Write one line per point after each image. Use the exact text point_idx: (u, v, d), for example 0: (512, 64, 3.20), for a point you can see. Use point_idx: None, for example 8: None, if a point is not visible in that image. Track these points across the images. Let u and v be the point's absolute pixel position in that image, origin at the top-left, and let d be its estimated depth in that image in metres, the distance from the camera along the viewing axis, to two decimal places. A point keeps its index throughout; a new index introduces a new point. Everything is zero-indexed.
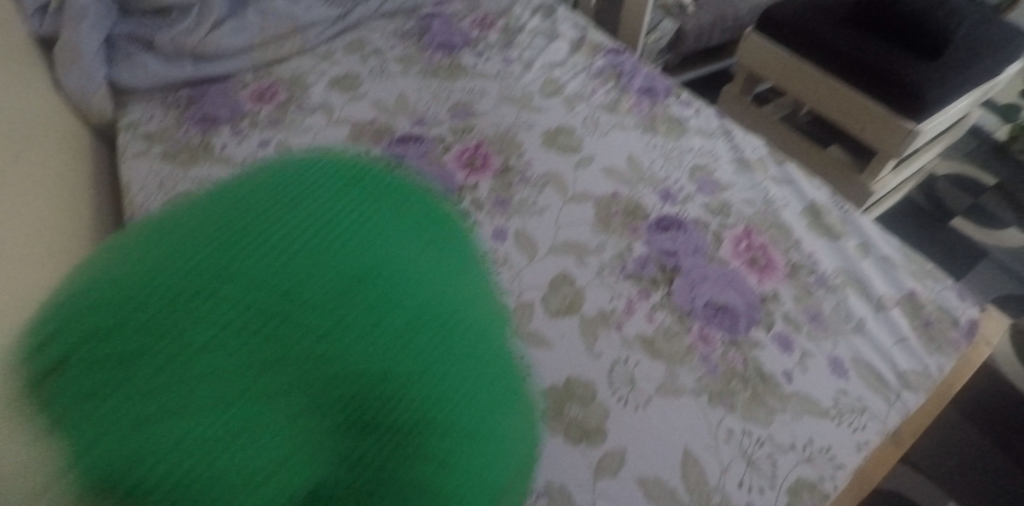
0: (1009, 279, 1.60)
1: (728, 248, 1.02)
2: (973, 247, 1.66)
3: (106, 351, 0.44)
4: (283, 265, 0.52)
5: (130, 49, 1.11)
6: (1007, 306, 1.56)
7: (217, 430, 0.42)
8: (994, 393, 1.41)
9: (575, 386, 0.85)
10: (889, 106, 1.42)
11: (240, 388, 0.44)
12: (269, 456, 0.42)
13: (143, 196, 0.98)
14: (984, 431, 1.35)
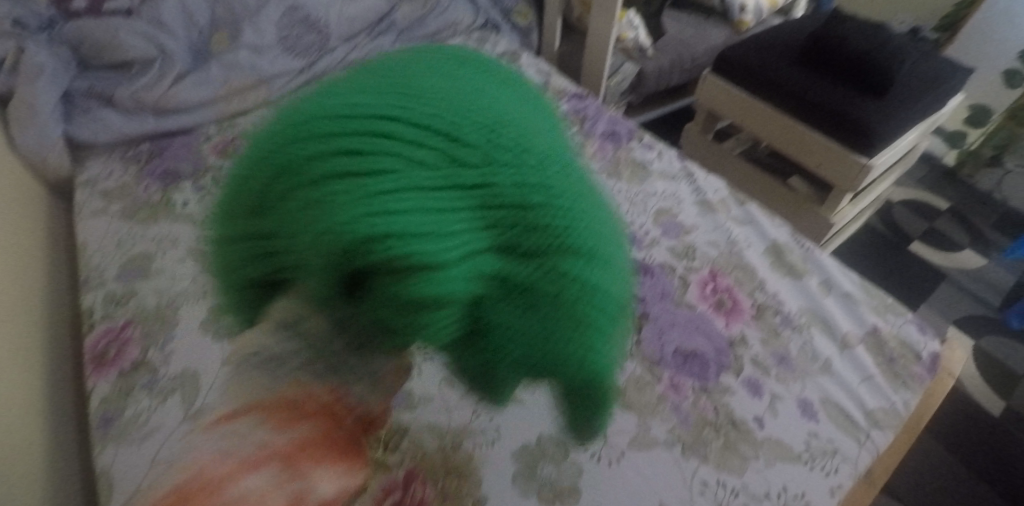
0: (971, 302, 1.62)
1: (694, 293, 1.02)
2: (932, 269, 1.67)
3: (321, 145, 0.50)
4: (462, 91, 0.57)
5: (89, 104, 1.09)
6: (970, 328, 1.57)
7: (432, 217, 0.48)
8: (969, 420, 1.40)
9: (547, 444, 0.85)
10: (841, 141, 1.41)
11: (429, 190, 0.49)
12: (452, 237, 0.48)
13: (99, 257, 0.96)
14: (962, 460, 1.34)
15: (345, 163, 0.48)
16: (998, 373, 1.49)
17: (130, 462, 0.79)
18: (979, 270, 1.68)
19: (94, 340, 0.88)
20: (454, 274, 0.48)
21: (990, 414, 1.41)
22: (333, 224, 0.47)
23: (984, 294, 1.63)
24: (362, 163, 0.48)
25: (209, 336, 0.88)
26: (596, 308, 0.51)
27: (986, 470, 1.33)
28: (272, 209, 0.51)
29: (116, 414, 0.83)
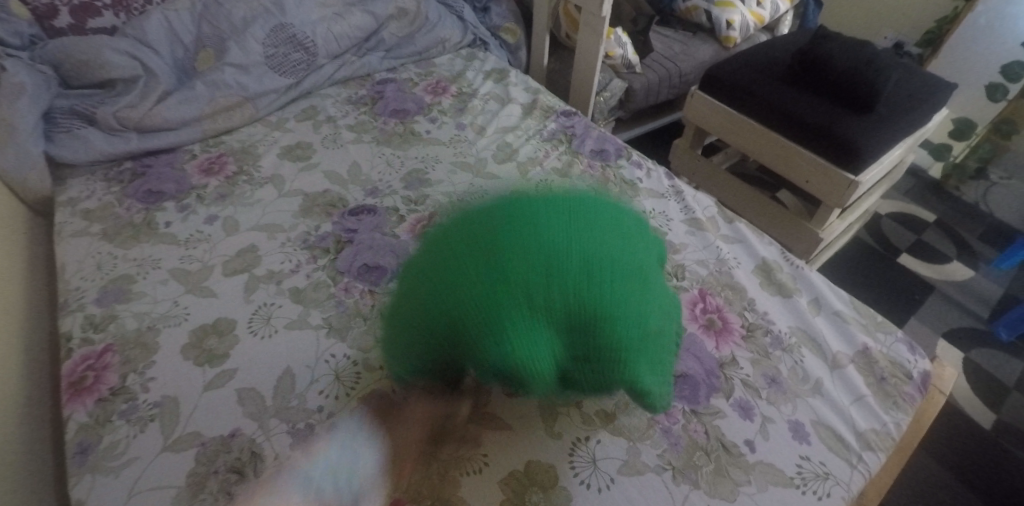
0: (959, 314, 1.60)
1: (683, 313, 1.00)
2: (920, 282, 1.66)
3: (459, 318, 0.81)
4: (519, 259, 0.84)
5: (71, 123, 1.07)
6: (959, 341, 1.55)
7: (532, 339, 0.80)
8: (963, 433, 1.37)
9: (535, 470, 0.84)
10: (828, 157, 1.41)
11: (526, 319, 0.81)
12: (544, 347, 0.80)
13: (79, 280, 0.94)
14: (957, 474, 1.31)
15: (478, 318, 0.81)
16: (990, 384, 1.47)
17: (108, 494, 0.77)
18: (967, 281, 1.67)
19: (72, 366, 0.86)
20: (540, 362, 0.79)
21: (982, 427, 1.39)
22: (474, 339, 0.80)
23: (972, 306, 1.61)
24: (485, 317, 0.80)
25: (190, 360, 0.87)
26: (638, 363, 0.81)
27: (981, 484, 1.30)
28: (443, 356, 0.82)
29: (93, 443, 0.81)
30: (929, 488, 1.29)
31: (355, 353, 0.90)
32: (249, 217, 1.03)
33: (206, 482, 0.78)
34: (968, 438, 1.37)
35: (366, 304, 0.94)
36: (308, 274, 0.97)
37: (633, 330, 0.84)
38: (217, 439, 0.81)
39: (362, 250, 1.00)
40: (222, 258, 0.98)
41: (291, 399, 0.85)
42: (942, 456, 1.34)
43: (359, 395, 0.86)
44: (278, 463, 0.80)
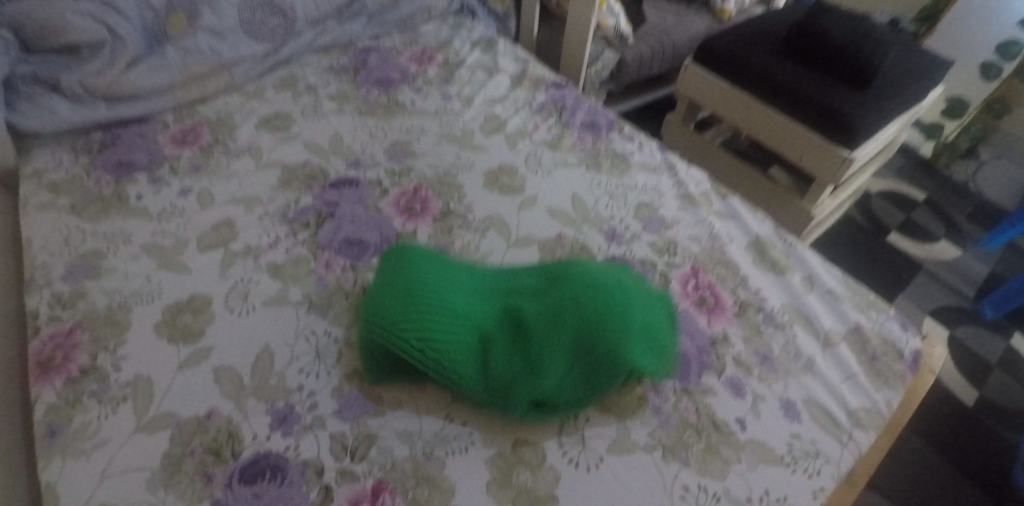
0: (945, 292, 1.56)
1: (675, 290, 0.97)
2: (908, 261, 1.61)
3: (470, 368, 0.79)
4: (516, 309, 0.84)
5: (33, 91, 1.01)
6: (945, 319, 1.51)
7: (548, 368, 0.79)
8: (949, 414, 1.35)
9: (523, 449, 0.81)
10: (823, 132, 1.38)
11: (536, 358, 0.80)
12: (560, 374, 0.79)
13: (45, 255, 0.90)
14: (942, 456, 1.29)
15: (488, 367, 0.80)
16: (973, 362, 1.44)
17: (78, 478, 0.74)
18: (954, 260, 1.63)
19: (40, 344, 0.83)
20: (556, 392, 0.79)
21: (963, 405, 1.37)
22: (486, 388, 0.80)
23: (958, 285, 1.58)
24: (496, 366, 0.79)
25: (163, 338, 0.84)
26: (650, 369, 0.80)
27: (966, 466, 1.28)
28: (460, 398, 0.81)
29: (62, 425, 0.77)
30: (912, 467, 1.28)
31: (336, 330, 0.87)
32: (225, 190, 0.99)
33: (181, 463, 0.75)
34: (954, 419, 1.35)
35: (347, 280, 0.91)
36: (287, 249, 0.93)
37: (642, 345, 0.82)
38: (192, 419, 0.78)
39: (343, 224, 0.97)
40: (197, 232, 0.94)
41: (270, 377, 0.82)
42: (930, 436, 1.32)
43: (341, 373, 0.83)
44: (257, 444, 0.77)
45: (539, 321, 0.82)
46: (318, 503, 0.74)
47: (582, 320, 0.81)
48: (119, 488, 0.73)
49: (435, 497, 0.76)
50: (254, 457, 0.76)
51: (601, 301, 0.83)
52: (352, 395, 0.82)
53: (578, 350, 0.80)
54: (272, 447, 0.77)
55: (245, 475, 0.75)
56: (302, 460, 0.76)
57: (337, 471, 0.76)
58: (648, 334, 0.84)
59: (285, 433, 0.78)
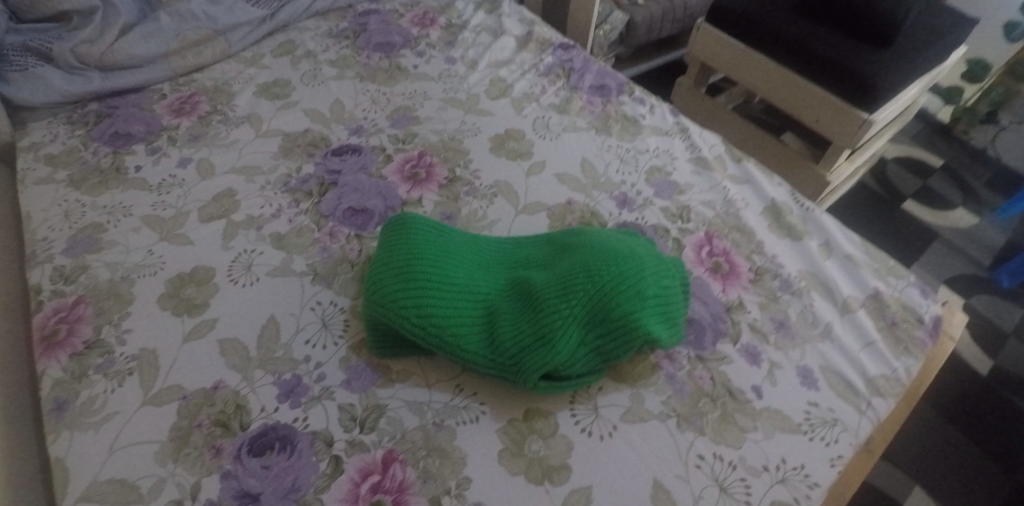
0: (960, 260, 1.49)
1: (689, 257, 0.94)
2: (923, 230, 1.54)
3: (476, 346, 0.78)
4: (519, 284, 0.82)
5: (25, 61, 0.99)
6: (961, 288, 1.44)
7: (555, 340, 0.77)
8: (968, 385, 1.29)
9: (535, 419, 0.79)
10: (841, 95, 1.33)
11: (542, 330, 0.77)
12: (567, 346, 0.77)
13: (46, 229, 0.88)
14: (957, 425, 1.23)
15: (495, 343, 0.78)
16: (989, 331, 1.38)
17: (87, 451, 0.73)
18: (970, 228, 1.55)
19: (43, 318, 0.82)
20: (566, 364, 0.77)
21: (979, 374, 1.31)
22: (493, 363, 0.78)
23: (975, 253, 1.50)
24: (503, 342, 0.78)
25: (167, 311, 0.82)
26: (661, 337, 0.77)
27: (988, 439, 1.22)
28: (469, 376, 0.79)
29: (69, 399, 0.76)
30: (930, 440, 1.21)
31: (342, 300, 0.85)
32: (225, 160, 0.97)
33: (189, 436, 0.74)
34: (973, 391, 1.28)
35: (352, 250, 0.89)
36: (290, 219, 0.91)
37: (656, 311, 0.79)
38: (199, 392, 0.77)
39: (346, 193, 0.94)
40: (198, 203, 0.92)
41: (277, 349, 0.80)
42: (941, 403, 1.26)
43: (348, 344, 0.82)
44: (264, 416, 0.76)
45: (544, 293, 0.79)
46: (328, 474, 0.73)
47: (591, 290, 0.78)
48: (128, 461, 0.73)
49: (445, 468, 0.74)
50: (262, 429, 0.75)
51: (610, 270, 0.79)
52: (359, 366, 0.80)
53: (587, 319, 0.78)
54: (280, 418, 0.76)
55: (254, 447, 0.74)
56: (311, 431, 0.75)
57: (346, 441, 0.75)
58: (663, 298, 0.81)
59: (293, 404, 0.77)
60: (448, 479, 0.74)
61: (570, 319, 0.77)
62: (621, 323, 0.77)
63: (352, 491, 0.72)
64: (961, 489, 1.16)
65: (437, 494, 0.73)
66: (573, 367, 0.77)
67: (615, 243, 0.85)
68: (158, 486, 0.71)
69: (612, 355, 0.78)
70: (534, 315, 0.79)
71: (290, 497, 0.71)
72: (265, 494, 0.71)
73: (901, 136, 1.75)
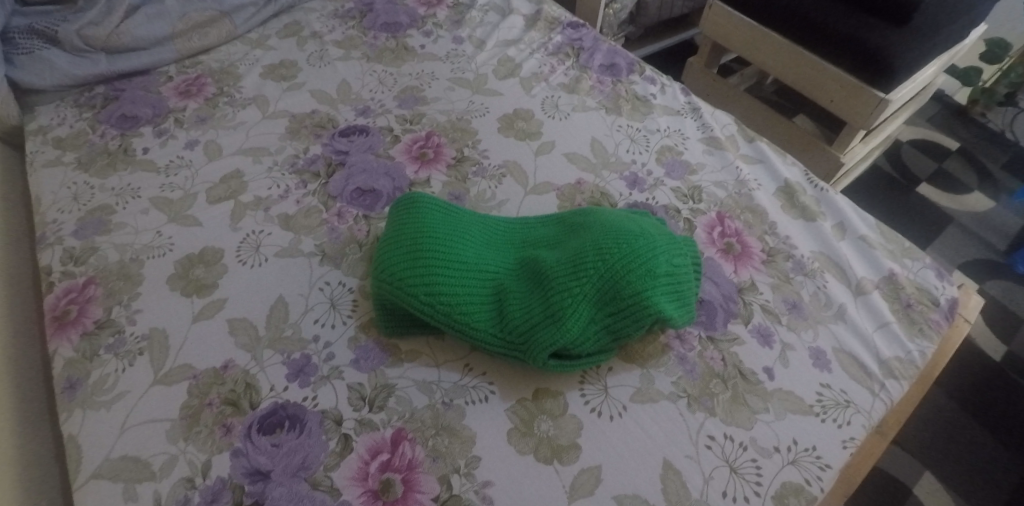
0: (974, 244, 1.47)
1: (700, 238, 0.93)
2: (937, 215, 1.51)
3: (486, 326, 0.78)
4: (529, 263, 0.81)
5: (31, 44, 0.99)
6: (974, 273, 1.42)
7: (565, 319, 0.76)
8: (981, 371, 1.27)
9: (544, 398, 0.79)
10: (857, 74, 1.30)
11: (552, 310, 0.77)
12: (578, 325, 0.76)
13: (55, 212, 0.89)
14: (967, 409, 1.22)
15: (506, 323, 0.78)
16: (1004, 315, 1.36)
17: (99, 429, 0.74)
18: (985, 212, 1.52)
19: (54, 300, 0.82)
20: (576, 344, 0.76)
21: (992, 359, 1.29)
22: (503, 343, 0.78)
23: (990, 238, 1.48)
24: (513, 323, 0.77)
25: (177, 291, 0.82)
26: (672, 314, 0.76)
27: (1000, 425, 1.20)
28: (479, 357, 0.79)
29: (81, 378, 0.77)
30: (940, 425, 1.20)
31: (350, 280, 0.85)
32: (232, 141, 0.97)
33: (200, 414, 0.74)
34: (987, 377, 1.26)
35: (360, 231, 0.89)
36: (297, 200, 0.91)
37: (667, 288, 0.78)
38: (209, 371, 0.77)
39: (354, 173, 0.94)
40: (205, 185, 0.92)
41: (286, 328, 0.80)
42: (949, 387, 1.25)
43: (357, 324, 0.82)
44: (274, 395, 0.76)
45: (554, 273, 0.79)
46: (337, 453, 0.73)
47: (601, 267, 0.78)
48: (139, 439, 0.73)
49: (455, 447, 0.74)
50: (271, 408, 0.75)
51: (621, 249, 0.79)
52: (368, 345, 0.80)
53: (597, 298, 0.77)
54: (290, 398, 0.76)
55: (264, 426, 0.74)
56: (320, 410, 0.75)
57: (355, 420, 0.75)
58: (675, 276, 0.80)
59: (303, 383, 0.77)
60: (457, 458, 0.74)
61: (580, 298, 0.77)
62: (632, 301, 0.76)
63: (362, 469, 0.72)
64: (971, 475, 1.15)
65: (447, 473, 0.73)
66: (583, 346, 0.77)
67: (626, 221, 0.84)
68: (170, 464, 0.72)
69: (623, 333, 0.78)
70: (544, 295, 0.78)
71: (300, 475, 0.72)
72: (276, 471, 0.72)
73: (917, 116, 1.71)
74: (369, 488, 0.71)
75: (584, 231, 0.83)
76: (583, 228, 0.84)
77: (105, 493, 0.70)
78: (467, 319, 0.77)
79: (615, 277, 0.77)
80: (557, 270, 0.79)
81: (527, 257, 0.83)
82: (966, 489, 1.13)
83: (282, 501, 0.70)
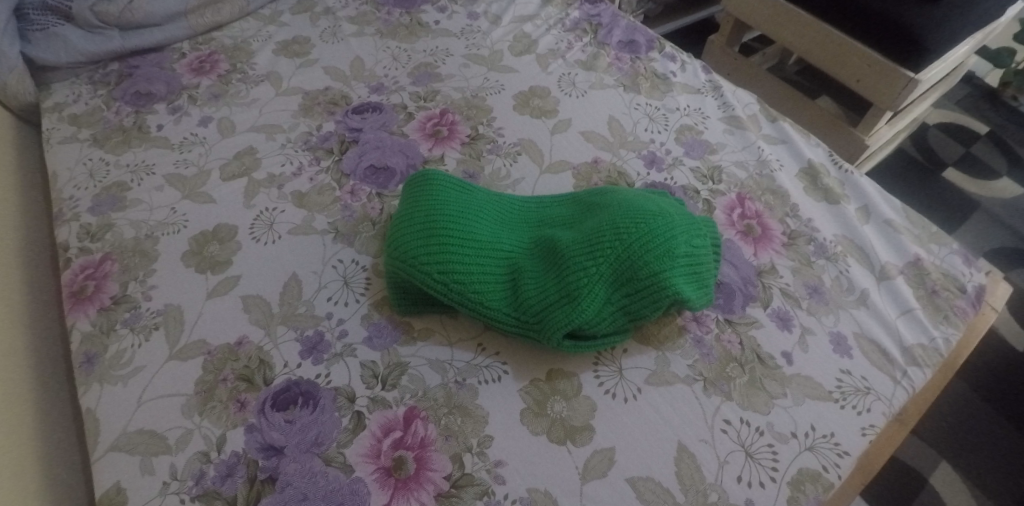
0: (1001, 231, 1.43)
1: (719, 219, 0.91)
2: (963, 200, 1.47)
3: (499, 306, 0.77)
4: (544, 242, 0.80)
5: (45, 19, 0.97)
6: (1000, 261, 1.39)
7: (580, 298, 0.75)
8: (1004, 361, 1.24)
9: (558, 380, 0.78)
10: (886, 53, 1.25)
11: (566, 289, 0.76)
12: (592, 305, 0.75)
13: (72, 189, 0.89)
14: (984, 396, 1.20)
15: (520, 302, 0.77)
16: None
17: (116, 403, 0.74)
18: (1013, 198, 1.48)
19: (72, 275, 0.83)
20: (591, 324, 0.75)
21: (1016, 349, 1.26)
22: (517, 322, 0.77)
23: (1018, 225, 1.43)
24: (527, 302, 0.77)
25: (191, 268, 0.83)
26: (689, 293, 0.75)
27: (1023, 417, 1.17)
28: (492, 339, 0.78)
29: (98, 353, 0.78)
30: (959, 416, 1.17)
31: (363, 258, 0.84)
32: (245, 118, 0.96)
33: (215, 390, 0.75)
34: (1011, 367, 1.23)
35: (374, 208, 0.88)
36: (310, 178, 0.91)
37: (684, 268, 0.77)
38: (224, 347, 0.77)
39: (368, 150, 0.93)
40: (219, 162, 0.92)
41: (299, 306, 0.80)
42: (966, 375, 1.22)
43: (370, 301, 0.81)
44: (288, 372, 0.76)
45: (569, 252, 0.77)
46: (350, 430, 0.73)
47: (618, 246, 0.76)
48: (155, 414, 0.74)
49: (467, 426, 0.74)
50: (285, 384, 0.75)
51: (638, 228, 0.77)
52: (381, 323, 0.80)
53: (612, 278, 0.76)
54: (303, 375, 0.76)
55: (278, 402, 0.74)
56: (333, 387, 0.75)
57: (368, 398, 0.75)
58: (693, 257, 0.78)
59: (316, 360, 0.77)
60: (470, 437, 0.73)
61: (596, 277, 0.76)
62: (649, 281, 0.75)
63: (374, 446, 0.72)
64: (991, 468, 1.12)
65: (459, 452, 0.72)
66: (597, 327, 0.76)
67: (644, 199, 0.82)
68: (185, 438, 0.72)
69: (639, 314, 0.76)
70: (559, 275, 0.77)
71: (313, 451, 0.72)
72: (289, 447, 0.72)
73: (946, 97, 1.66)
74: (381, 466, 0.71)
75: (602, 210, 0.82)
76: (601, 207, 0.82)
77: (121, 465, 0.71)
78: (480, 298, 0.76)
79: (631, 257, 0.76)
80: (572, 249, 0.78)
81: (543, 236, 0.82)
82: (984, 482, 1.11)
83: (296, 476, 0.70)
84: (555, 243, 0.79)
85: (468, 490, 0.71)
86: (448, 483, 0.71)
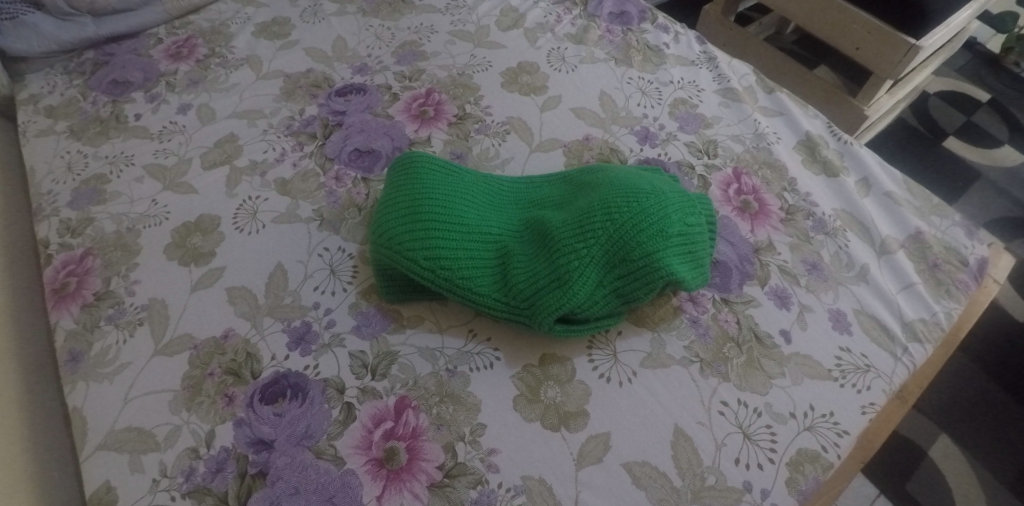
0: (1003, 200, 1.40)
1: (715, 195, 0.89)
2: (965, 169, 1.44)
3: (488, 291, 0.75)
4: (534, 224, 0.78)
5: (14, 7, 0.93)
6: (1003, 231, 1.36)
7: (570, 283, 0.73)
8: (1006, 333, 1.22)
9: (551, 365, 0.76)
10: (887, 20, 1.21)
11: (556, 273, 0.74)
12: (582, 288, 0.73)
13: (50, 183, 0.87)
14: (984, 369, 1.18)
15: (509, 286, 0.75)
16: None
17: (102, 401, 0.73)
18: (1015, 166, 1.44)
19: (53, 272, 0.81)
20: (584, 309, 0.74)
21: (1020, 321, 1.23)
22: (506, 307, 0.75)
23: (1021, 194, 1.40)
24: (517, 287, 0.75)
25: (174, 260, 0.81)
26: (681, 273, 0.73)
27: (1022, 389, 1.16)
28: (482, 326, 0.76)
29: (83, 351, 0.76)
30: (958, 389, 1.16)
31: (350, 246, 0.82)
32: (226, 104, 0.94)
33: (202, 385, 0.74)
34: (1013, 340, 1.21)
35: (359, 194, 0.86)
36: (294, 163, 0.88)
37: (677, 248, 0.75)
38: (210, 341, 0.76)
39: (352, 134, 0.91)
40: (199, 150, 0.89)
41: (285, 296, 0.79)
42: (967, 347, 1.20)
43: (358, 289, 0.80)
44: (276, 364, 0.75)
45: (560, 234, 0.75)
46: (340, 421, 0.72)
47: (609, 227, 0.74)
48: (142, 410, 0.72)
49: (459, 414, 0.73)
50: (273, 377, 0.74)
51: (630, 208, 0.75)
52: (369, 311, 0.79)
53: (603, 261, 0.74)
54: (291, 366, 0.75)
55: (266, 395, 0.73)
56: (322, 378, 0.74)
57: (358, 389, 0.74)
58: (689, 237, 0.76)
59: (304, 352, 0.75)
60: (462, 426, 0.72)
61: (587, 261, 0.74)
62: (642, 262, 0.73)
63: (366, 437, 0.71)
64: (990, 439, 1.11)
65: (452, 441, 0.71)
66: (590, 310, 0.74)
67: (637, 178, 0.80)
68: (174, 434, 0.71)
69: (633, 296, 0.74)
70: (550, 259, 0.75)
71: (303, 444, 0.71)
72: (279, 441, 0.71)
73: (949, 62, 1.62)
74: (373, 457, 0.70)
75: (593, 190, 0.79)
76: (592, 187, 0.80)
77: (110, 463, 0.70)
78: (469, 283, 0.75)
79: (623, 239, 0.74)
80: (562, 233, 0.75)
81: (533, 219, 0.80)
82: (984, 454, 1.10)
83: (286, 470, 0.69)
84: (546, 226, 0.77)
85: (461, 479, 0.70)
86: (441, 473, 0.70)
